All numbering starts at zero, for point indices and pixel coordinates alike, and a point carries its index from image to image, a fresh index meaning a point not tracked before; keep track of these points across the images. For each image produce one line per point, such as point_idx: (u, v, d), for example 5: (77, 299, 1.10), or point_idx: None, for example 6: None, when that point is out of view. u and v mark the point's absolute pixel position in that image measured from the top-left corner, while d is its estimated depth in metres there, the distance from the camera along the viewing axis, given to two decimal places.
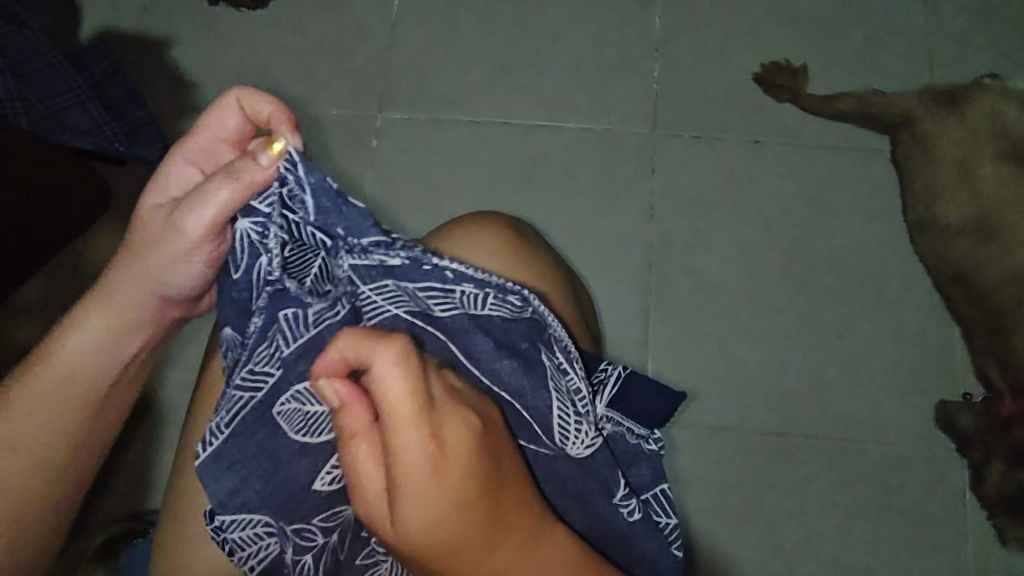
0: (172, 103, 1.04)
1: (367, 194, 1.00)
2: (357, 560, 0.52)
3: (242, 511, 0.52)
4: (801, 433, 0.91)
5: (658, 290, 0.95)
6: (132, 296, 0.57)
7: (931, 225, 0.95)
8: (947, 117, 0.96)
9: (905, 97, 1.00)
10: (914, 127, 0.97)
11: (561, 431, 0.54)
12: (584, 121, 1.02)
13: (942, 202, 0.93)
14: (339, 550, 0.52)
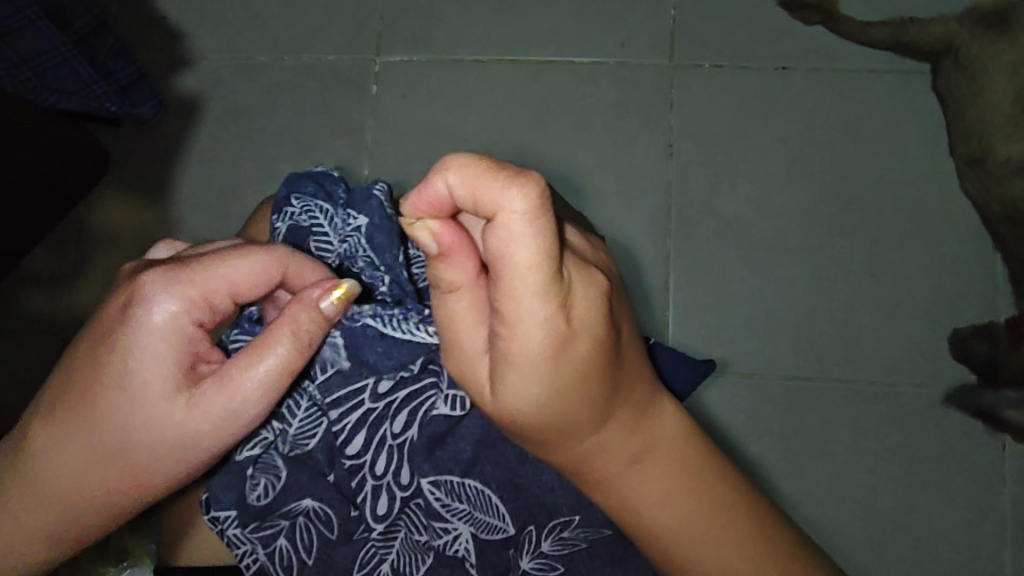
0: (161, 57, 0.99)
1: (369, 144, 0.96)
2: (353, 537, 0.52)
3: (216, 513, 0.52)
4: (831, 379, 0.87)
5: (679, 235, 0.90)
6: (127, 432, 0.48)
7: (976, 164, 0.88)
8: (992, 41, 0.89)
9: (946, 23, 0.91)
10: (960, 53, 0.90)
11: None
12: (597, 55, 0.95)
13: (999, 140, 0.87)
14: (327, 530, 0.52)
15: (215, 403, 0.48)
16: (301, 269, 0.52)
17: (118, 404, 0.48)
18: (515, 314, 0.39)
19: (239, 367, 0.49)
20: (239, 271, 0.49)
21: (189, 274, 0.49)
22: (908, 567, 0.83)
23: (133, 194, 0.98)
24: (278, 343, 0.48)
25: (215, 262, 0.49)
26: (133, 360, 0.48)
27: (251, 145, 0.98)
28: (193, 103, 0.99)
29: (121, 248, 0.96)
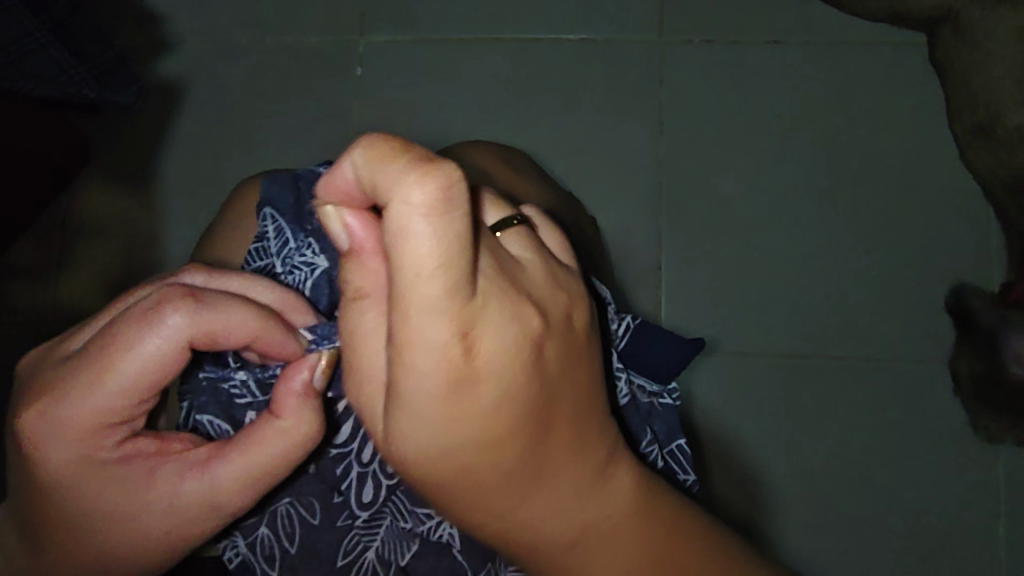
0: (139, 41, 0.97)
1: (356, 128, 0.94)
2: (336, 523, 0.51)
3: None
4: (825, 355, 0.87)
5: (671, 214, 0.89)
6: (126, 555, 0.43)
7: (986, 135, 0.82)
8: (993, 6, 0.79)
9: None
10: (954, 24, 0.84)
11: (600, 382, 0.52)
12: (586, 32, 0.93)
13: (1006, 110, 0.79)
14: (309, 515, 0.51)
15: (197, 507, 0.42)
16: (278, 336, 0.43)
17: (95, 534, 0.42)
18: (424, 366, 0.30)
19: (219, 465, 0.42)
20: (159, 366, 0.39)
21: (92, 382, 0.39)
22: (902, 540, 0.84)
23: (115, 182, 0.95)
24: (271, 430, 0.42)
25: (115, 360, 0.39)
26: (78, 483, 0.41)
27: (234, 131, 0.96)
28: (174, 88, 0.96)
29: (107, 237, 0.95)
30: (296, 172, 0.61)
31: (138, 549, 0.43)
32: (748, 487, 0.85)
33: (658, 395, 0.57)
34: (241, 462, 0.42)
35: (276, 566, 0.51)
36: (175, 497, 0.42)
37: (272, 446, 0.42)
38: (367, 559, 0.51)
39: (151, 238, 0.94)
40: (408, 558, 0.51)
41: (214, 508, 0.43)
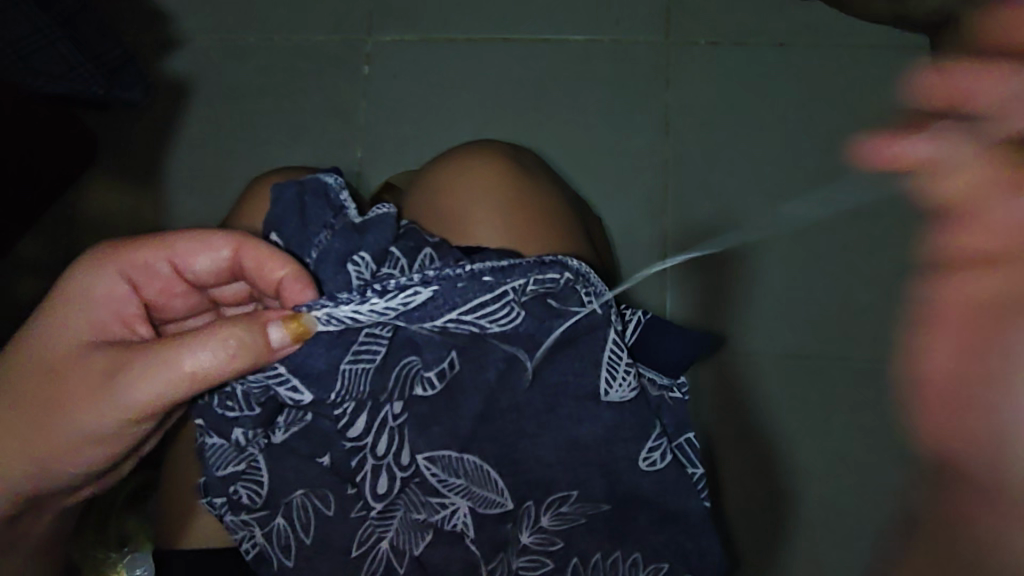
0: (147, 38, 0.97)
1: (362, 126, 0.94)
2: (350, 514, 0.52)
3: (214, 499, 0.54)
4: (828, 357, 0.87)
5: (675, 214, 0.90)
6: (73, 382, 0.50)
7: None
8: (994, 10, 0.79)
9: None
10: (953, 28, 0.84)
11: (609, 373, 0.51)
12: (593, 32, 0.93)
13: None
14: (325, 507, 0.52)
15: (122, 376, 0.49)
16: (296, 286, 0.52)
17: (69, 352, 0.51)
18: None
19: (156, 346, 0.48)
20: (200, 246, 0.54)
21: (139, 243, 0.54)
22: None
23: (123, 179, 0.96)
24: (210, 335, 0.47)
25: (173, 234, 0.54)
26: (73, 314, 0.52)
27: (240, 128, 0.96)
28: (182, 85, 0.97)
29: (114, 233, 0.95)
30: (300, 184, 0.57)
31: (71, 399, 0.50)
32: (750, 486, 0.85)
33: (669, 390, 0.56)
34: (190, 346, 0.47)
35: (292, 557, 0.52)
36: (133, 351, 0.49)
37: (200, 349, 0.46)
38: (381, 549, 0.52)
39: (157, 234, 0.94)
40: (422, 548, 0.52)
41: (130, 380, 0.48)
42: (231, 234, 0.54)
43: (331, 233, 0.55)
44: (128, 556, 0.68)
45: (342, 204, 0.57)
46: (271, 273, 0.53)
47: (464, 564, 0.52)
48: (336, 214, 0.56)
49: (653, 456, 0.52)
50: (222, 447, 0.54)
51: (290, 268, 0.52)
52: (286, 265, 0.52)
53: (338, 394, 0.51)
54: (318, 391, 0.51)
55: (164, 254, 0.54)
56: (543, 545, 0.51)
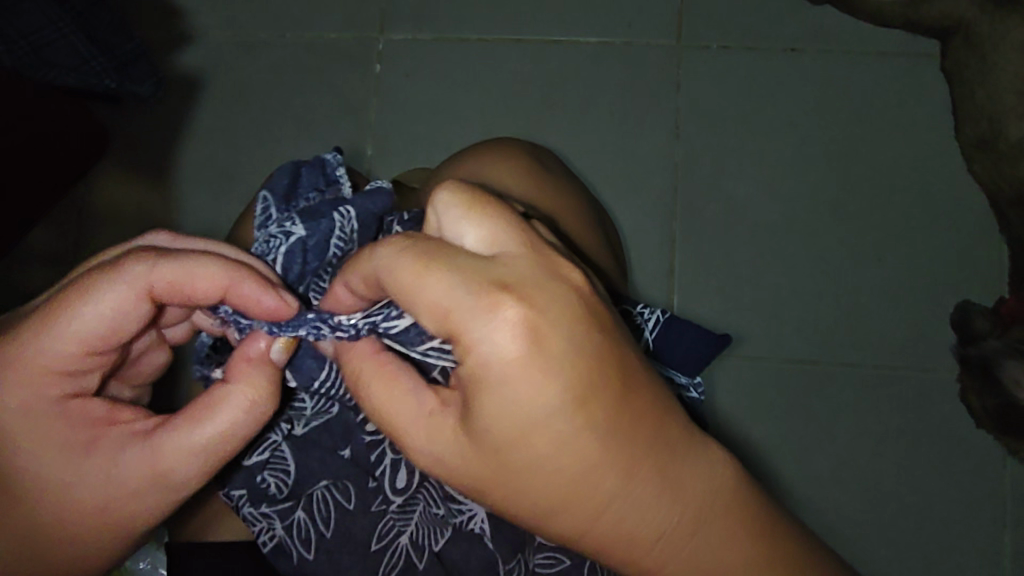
0: (160, 33, 0.97)
1: (374, 125, 0.95)
2: (370, 508, 0.52)
3: (231, 490, 0.53)
4: (836, 362, 0.87)
5: (686, 217, 0.90)
6: (79, 515, 0.44)
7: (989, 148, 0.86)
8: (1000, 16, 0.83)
9: None
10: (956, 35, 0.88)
11: None
12: (605, 35, 0.93)
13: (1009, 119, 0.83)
14: (345, 501, 0.53)
15: (146, 474, 0.44)
16: (245, 292, 0.43)
17: (48, 490, 0.43)
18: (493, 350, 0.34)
19: (167, 428, 0.44)
20: (116, 317, 0.42)
21: (43, 347, 0.42)
22: (908, 547, 0.84)
23: (134, 173, 0.96)
24: (225, 397, 0.44)
25: (67, 315, 0.41)
26: (33, 453, 0.43)
27: (252, 125, 0.96)
28: (194, 80, 0.97)
29: (123, 227, 0.95)
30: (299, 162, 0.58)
31: (91, 529, 0.44)
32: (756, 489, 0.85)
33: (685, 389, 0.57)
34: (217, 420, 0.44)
35: (312, 550, 0.52)
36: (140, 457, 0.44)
37: (219, 414, 0.44)
38: (401, 543, 0.52)
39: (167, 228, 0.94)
40: (441, 544, 0.52)
41: (162, 476, 0.44)
42: (133, 276, 0.41)
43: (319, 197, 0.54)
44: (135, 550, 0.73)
45: (337, 178, 0.57)
46: (210, 291, 0.43)
47: (483, 561, 0.52)
48: (329, 185, 0.56)
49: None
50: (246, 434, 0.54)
51: (231, 279, 0.43)
52: (225, 279, 0.42)
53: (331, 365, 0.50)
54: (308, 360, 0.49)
55: (76, 336, 0.42)
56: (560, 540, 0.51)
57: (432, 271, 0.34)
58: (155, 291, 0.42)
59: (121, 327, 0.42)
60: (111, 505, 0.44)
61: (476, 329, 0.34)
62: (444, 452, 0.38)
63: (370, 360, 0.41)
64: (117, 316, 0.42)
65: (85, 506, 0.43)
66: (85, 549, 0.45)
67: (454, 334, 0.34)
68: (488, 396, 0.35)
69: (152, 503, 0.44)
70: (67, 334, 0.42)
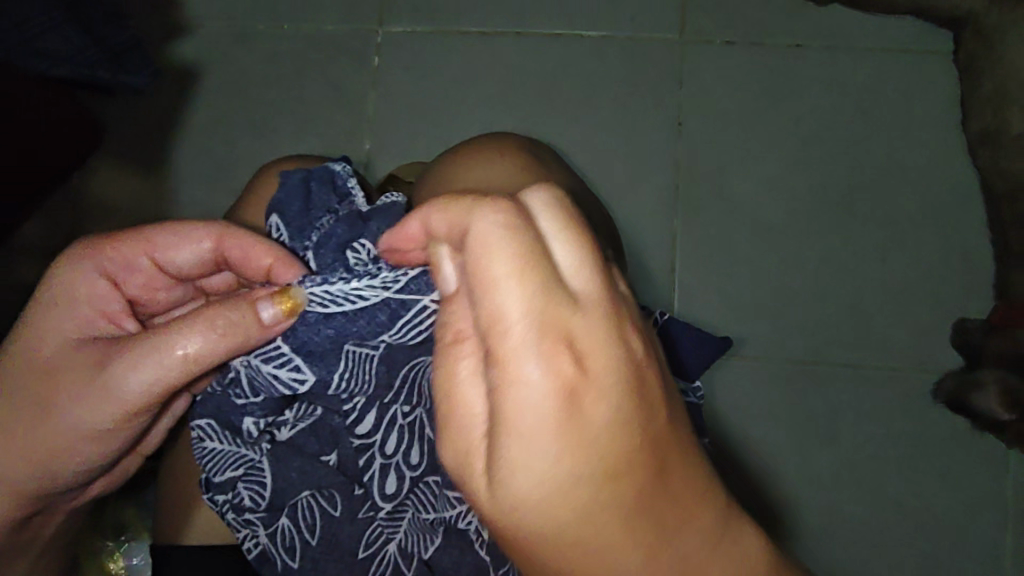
0: (155, 24, 0.96)
1: (371, 118, 0.93)
2: (357, 515, 0.52)
3: (215, 497, 0.52)
4: (838, 363, 0.86)
5: (687, 216, 0.89)
6: (70, 378, 0.47)
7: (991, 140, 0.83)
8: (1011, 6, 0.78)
9: None
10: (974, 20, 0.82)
11: None
12: (606, 29, 0.92)
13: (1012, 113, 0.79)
14: (331, 507, 0.52)
15: (110, 375, 0.46)
16: (280, 264, 0.48)
17: (57, 345, 0.48)
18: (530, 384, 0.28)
19: (143, 337, 0.46)
20: (182, 241, 0.50)
21: (115, 239, 0.50)
22: (908, 552, 0.83)
23: (129, 165, 0.95)
24: (196, 322, 0.44)
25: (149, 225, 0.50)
26: (49, 317, 0.48)
27: (248, 118, 0.95)
28: (189, 73, 0.96)
29: (118, 221, 0.94)
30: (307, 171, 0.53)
31: (70, 397, 0.47)
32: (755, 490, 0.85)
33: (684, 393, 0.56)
34: (201, 334, 0.44)
35: (297, 558, 0.52)
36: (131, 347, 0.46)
37: (187, 338, 0.44)
38: (389, 551, 0.52)
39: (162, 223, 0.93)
40: (431, 551, 0.51)
41: (120, 381, 0.46)
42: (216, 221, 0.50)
43: (335, 218, 0.50)
44: (127, 544, 0.73)
45: (348, 191, 0.53)
46: (257, 266, 0.49)
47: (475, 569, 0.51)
48: (341, 201, 0.52)
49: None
50: (219, 452, 0.52)
51: (277, 255, 0.48)
52: (271, 257, 0.48)
53: (342, 375, 0.47)
54: (323, 370, 0.47)
55: (146, 246, 0.49)
56: None
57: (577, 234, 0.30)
58: (217, 236, 0.49)
59: (183, 256, 0.50)
60: (94, 377, 0.46)
61: (529, 353, 0.28)
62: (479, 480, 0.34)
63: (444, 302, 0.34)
64: (180, 244, 0.50)
65: (77, 370, 0.47)
66: (58, 415, 0.47)
67: (499, 355, 0.29)
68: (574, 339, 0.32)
69: (124, 389, 0.46)
70: (139, 237, 0.49)
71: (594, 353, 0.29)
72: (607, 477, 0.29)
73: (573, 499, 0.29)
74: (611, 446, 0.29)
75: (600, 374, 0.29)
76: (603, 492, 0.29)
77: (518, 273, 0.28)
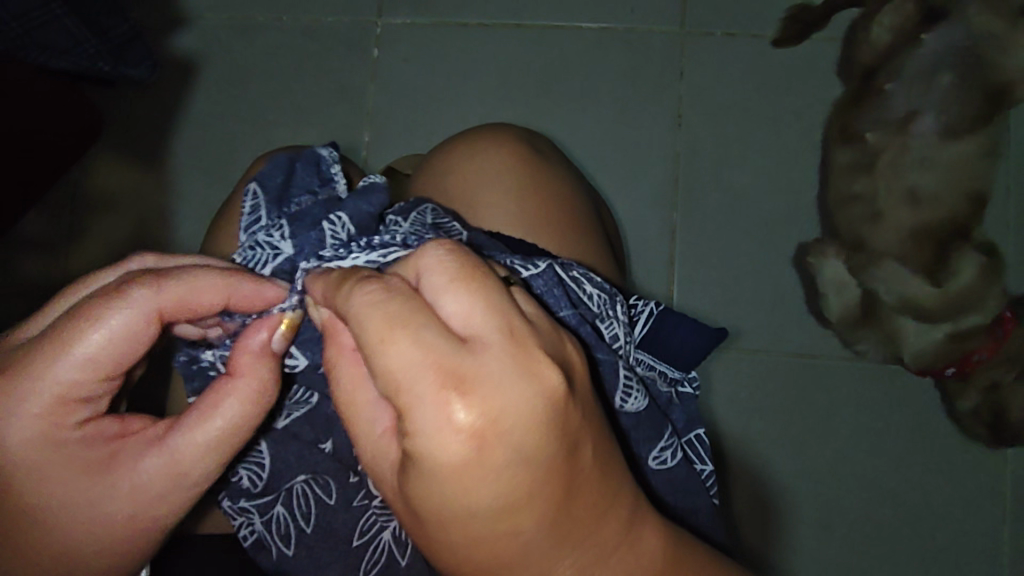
0: (155, 15, 0.95)
1: (371, 110, 0.93)
2: (352, 503, 0.52)
3: (211, 485, 0.53)
4: (837, 355, 0.86)
5: (686, 207, 0.89)
6: (116, 518, 0.44)
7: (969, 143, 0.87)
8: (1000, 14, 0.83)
9: None
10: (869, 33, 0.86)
11: (623, 390, 0.48)
12: (606, 20, 0.91)
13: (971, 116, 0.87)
14: (326, 496, 0.52)
15: (170, 480, 0.44)
16: (246, 291, 0.43)
17: (83, 497, 0.43)
18: (437, 434, 0.31)
19: (185, 443, 0.43)
20: (119, 335, 0.41)
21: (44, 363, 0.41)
22: (906, 544, 0.84)
23: (128, 157, 0.95)
24: (231, 399, 0.43)
25: (70, 336, 0.41)
26: (50, 479, 0.43)
27: (248, 109, 0.95)
28: (189, 64, 0.95)
29: (118, 212, 0.94)
30: (293, 155, 0.55)
31: (129, 530, 0.44)
32: (754, 481, 0.85)
33: (678, 384, 0.56)
34: (233, 403, 0.43)
35: (292, 545, 0.52)
36: (171, 455, 0.43)
37: (224, 413, 0.43)
38: (383, 538, 0.52)
39: (161, 214, 0.93)
40: None
41: (185, 477, 0.44)
42: (134, 294, 0.41)
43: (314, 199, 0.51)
44: None
45: (331, 176, 0.54)
46: (212, 303, 0.43)
47: None
48: (323, 185, 0.53)
49: (664, 456, 0.50)
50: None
51: (232, 283, 0.43)
52: (226, 288, 0.43)
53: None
54: (314, 355, 0.49)
55: (84, 359, 0.42)
56: None
57: (463, 287, 0.33)
58: (153, 310, 0.42)
59: (134, 346, 0.42)
60: (142, 501, 0.44)
61: (422, 404, 0.31)
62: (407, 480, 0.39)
63: (351, 355, 0.38)
64: (111, 336, 0.41)
65: (123, 506, 0.43)
66: (127, 546, 0.45)
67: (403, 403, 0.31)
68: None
69: (184, 493, 0.44)
70: (72, 351, 0.41)
71: (481, 389, 0.31)
72: (503, 513, 0.33)
73: (478, 531, 0.33)
74: (496, 464, 0.32)
75: (488, 403, 0.31)
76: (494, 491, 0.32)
77: (419, 323, 0.32)
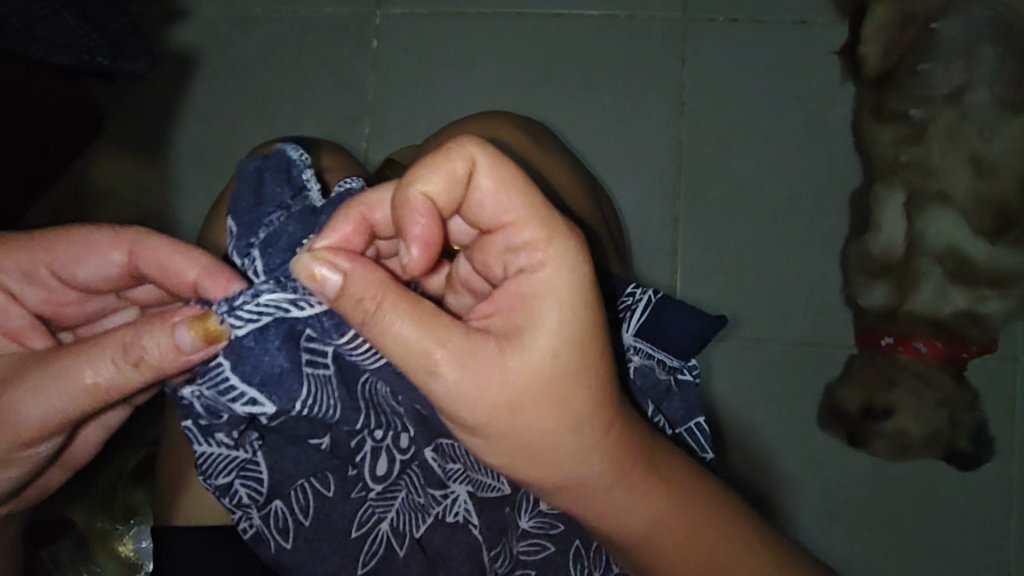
0: (153, 9, 0.95)
1: (371, 102, 0.93)
2: (350, 496, 0.53)
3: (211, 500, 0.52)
4: (842, 343, 0.85)
5: (689, 197, 0.88)
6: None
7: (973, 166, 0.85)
8: None
9: None
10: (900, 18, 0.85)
11: None
12: (606, 8, 0.90)
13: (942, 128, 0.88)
14: (324, 489, 0.53)
15: (44, 390, 0.44)
16: (214, 276, 0.47)
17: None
18: (551, 266, 0.39)
19: (70, 355, 0.44)
20: (102, 253, 0.49)
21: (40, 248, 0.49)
22: (913, 531, 0.83)
23: (129, 151, 0.95)
24: (115, 344, 0.43)
25: (66, 235, 0.49)
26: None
27: (247, 102, 0.95)
28: (188, 57, 0.95)
29: (121, 206, 0.94)
30: (261, 161, 0.54)
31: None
32: (759, 469, 0.85)
33: (678, 372, 0.56)
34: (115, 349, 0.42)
35: (290, 539, 0.52)
36: (59, 364, 0.44)
37: (103, 361, 0.43)
38: (381, 530, 0.53)
39: (164, 207, 0.93)
40: (423, 529, 0.53)
41: (54, 390, 0.43)
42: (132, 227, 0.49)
43: (286, 215, 0.50)
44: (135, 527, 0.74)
45: (303, 183, 0.53)
46: (182, 271, 0.47)
47: (467, 547, 0.52)
48: (295, 195, 0.52)
49: None
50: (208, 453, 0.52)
51: (205, 267, 0.47)
52: (198, 267, 0.47)
53: (304, 403, 0.47)
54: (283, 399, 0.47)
55: (45, 258, 0.49)
56: (543, 529, 0.52)
57: None
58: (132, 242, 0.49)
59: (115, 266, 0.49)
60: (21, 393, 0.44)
61: (554, 248, 0.39)
62: (480, 387, 0.39)
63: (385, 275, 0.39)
64: (99, 247, 0.49)
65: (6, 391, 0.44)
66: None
67: (529, 245, 0.40)
68: (533, 314, 0.40)
69: (50, 407, 0.44)
70: (66, 249, 0.49)
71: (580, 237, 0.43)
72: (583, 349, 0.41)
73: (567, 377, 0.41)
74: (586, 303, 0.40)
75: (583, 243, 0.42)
76: (569, 415, 0.41)
77: None
